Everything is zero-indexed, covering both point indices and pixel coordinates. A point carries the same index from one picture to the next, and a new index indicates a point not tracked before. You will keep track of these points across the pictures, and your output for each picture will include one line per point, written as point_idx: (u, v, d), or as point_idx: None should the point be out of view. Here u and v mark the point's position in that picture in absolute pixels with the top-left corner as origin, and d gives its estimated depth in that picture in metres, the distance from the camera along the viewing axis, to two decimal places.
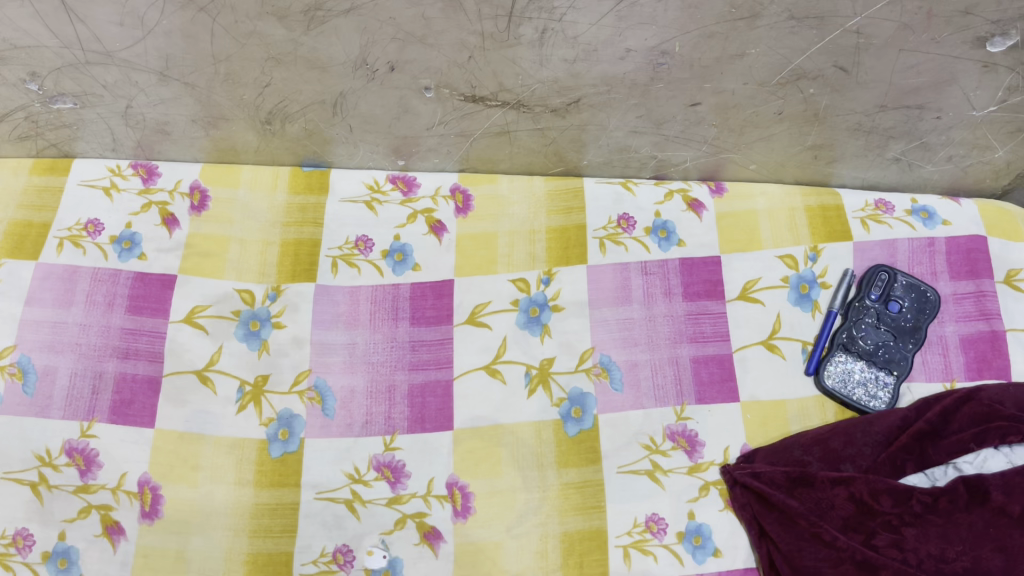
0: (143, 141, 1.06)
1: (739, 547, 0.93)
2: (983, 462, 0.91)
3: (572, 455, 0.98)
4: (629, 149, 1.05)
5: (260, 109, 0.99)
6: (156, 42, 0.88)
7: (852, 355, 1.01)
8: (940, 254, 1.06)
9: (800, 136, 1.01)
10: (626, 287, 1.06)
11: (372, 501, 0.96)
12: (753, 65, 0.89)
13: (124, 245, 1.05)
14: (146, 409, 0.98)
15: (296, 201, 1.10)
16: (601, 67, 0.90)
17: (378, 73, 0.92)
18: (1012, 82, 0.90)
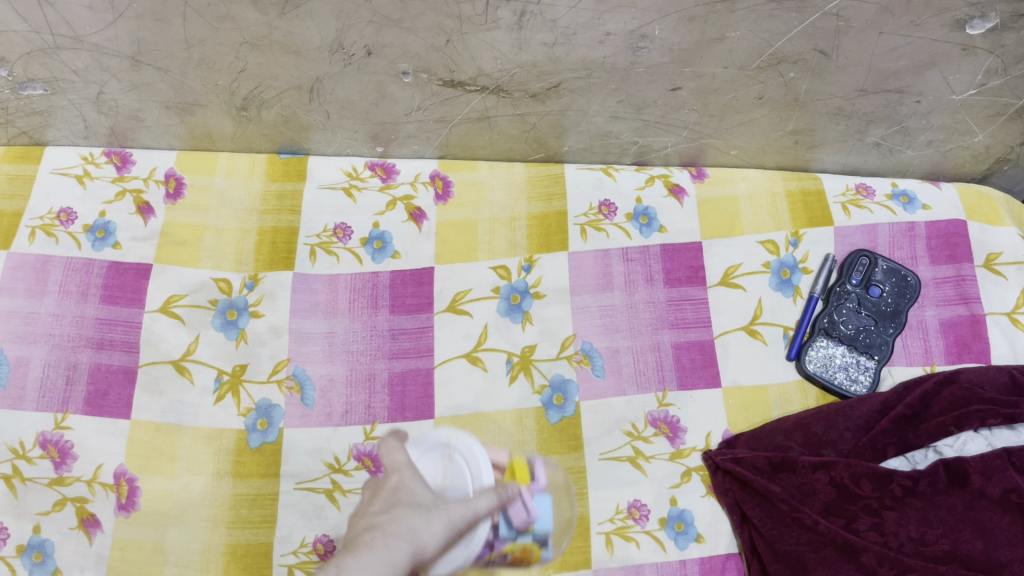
0: (116, 127, 1.04)
1: (722, 533, 0.93)
2: (963, 445, 0.92)
3: (555, 442, 0.97)
4: (610, 134, 1.05)
5: (236, 94, 0.98)
6: (127, 26, 0.86)
7: (833, 340, 1.01)
8: (920, 239, 1.06)
9: (780, 121, 1.01)
10: (607, 274, 1.05)
11: (352, 490, 0.95)
12: (734, 48, 0.88)
13: (98, 234, 1.04)
14: (122, 400, 0.97)
15: (273, 188, 1.08)
16: (580, 51, 0.89)
17: (355, 58, 0.91)
18: (991, 65, 0.90)
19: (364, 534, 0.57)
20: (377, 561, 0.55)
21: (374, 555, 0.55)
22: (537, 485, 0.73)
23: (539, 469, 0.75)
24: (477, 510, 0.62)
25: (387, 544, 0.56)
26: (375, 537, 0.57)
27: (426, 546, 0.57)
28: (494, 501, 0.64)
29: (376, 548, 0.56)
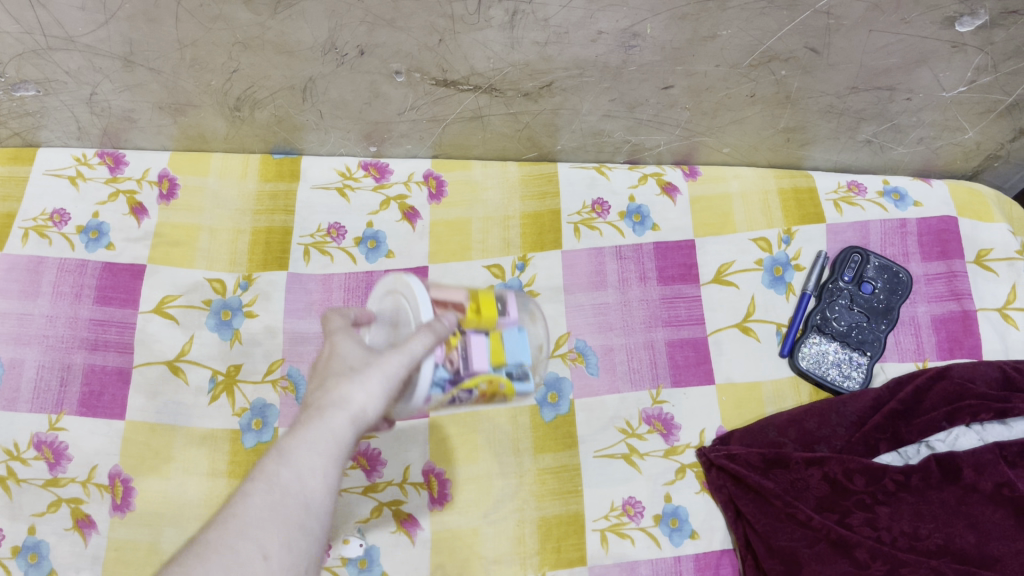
0: (109, 128, 1.04)
1: (715, 529, 0.94)
2: (954, 439, 0.92)
3: (549, 440, 0.98)
4: (602, 133, 1.05)
5: (228, 94, 0.98)
6: (119, 27, 0.85)
7: (826, 336, 1.02)
8: (912, 235, 1.07)
9: (772, 119, 1.01)
10: (600, 272, 1.05)
11: (348, 489, 0.95)
12: (725, 46, 0.88)
13: (92, 234, 1.04)
14: (116, 401, 0.97)
15: (266, 188, 1.09)
16: (572, 50, 0.89)
17: (347, 57, 0.90)
18: (981, 62, 0.90)
19: (307, 413, 0.69)
20: (316, 436, 0.67)
21: (316, 428, 0.67)
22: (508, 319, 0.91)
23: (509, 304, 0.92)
24: (413, 357, 0.74)
25: (328, 416, 0.68)
26: (315, 412, 0.68)
27: (360, 404, 0.69)
28: (429, 340, 0.75)
29: (315, 422, 0.68)
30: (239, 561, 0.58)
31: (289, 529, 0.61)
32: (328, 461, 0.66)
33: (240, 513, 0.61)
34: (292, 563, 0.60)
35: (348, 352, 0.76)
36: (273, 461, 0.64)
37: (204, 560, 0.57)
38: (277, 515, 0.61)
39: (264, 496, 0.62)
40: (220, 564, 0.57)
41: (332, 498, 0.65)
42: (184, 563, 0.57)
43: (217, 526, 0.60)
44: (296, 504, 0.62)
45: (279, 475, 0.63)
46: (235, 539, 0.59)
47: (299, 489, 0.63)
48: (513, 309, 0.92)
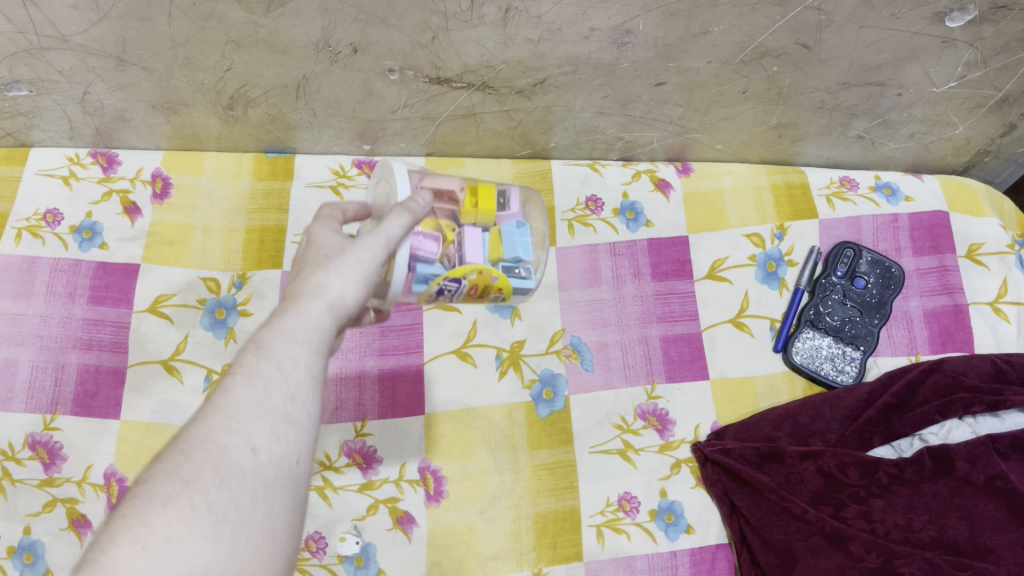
0: (102, 128, 1.04)
1: (710, 523, 0.94)
2: (948, 432, 0.93)
3: (545, 436, 0.98)
4: (596, 130, 1.05)
5: (222, 93, 0.98)
6: (112, 26, 0.85)
7: (819, 331, 1.03)
8: (904, 230, 1.08)
9: (764, 115, 1.02)
10: (595, 268, 1.06)
11: (343, 487, 0.95)
12: (717, 43, 0.88)
13: (85, 234, 1.04)
14: (111, 400, 0.96)
15: (260, 187, 1.09)
16: (565, 47, 0.89)
17: (341, 55, 0.90)
18: (971, 58, 0.90)
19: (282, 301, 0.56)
20: (296, 323, 0.53)
21: (292, 318, 0.53)
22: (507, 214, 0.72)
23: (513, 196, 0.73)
24: (391, 240, 0.58)
25: (302, 300, 0.55)
26: (285, 303, 0.55)
27: (340, 289, 0.56)
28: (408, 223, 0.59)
29: (290, 309, 0.54)
30: (226, 455, 0.46)
31: (278, 419, 0.49)
32: (313, 350, 0.53)
33: (221, 405, 0.48)
34: (284, 453, 0.49)
35: (319, 235, 0.61)
36: (251, 349, 0.51)
37: (188, 454, 0.46)
38: (265, 404, 0.49)
39: (246, 387, 0.49)
40: (205, 459, 0.45)
41: (323, 389, 0.53)
42: (169, 459, 0.45)
43: (198, 422, 0.48)
44: (283, 395, 0.50)
45: (262, 365, 0.50)
46: (217, 432, 0.47)
47: (284, 377, 0.50)
48: (513, 201, 0.72)
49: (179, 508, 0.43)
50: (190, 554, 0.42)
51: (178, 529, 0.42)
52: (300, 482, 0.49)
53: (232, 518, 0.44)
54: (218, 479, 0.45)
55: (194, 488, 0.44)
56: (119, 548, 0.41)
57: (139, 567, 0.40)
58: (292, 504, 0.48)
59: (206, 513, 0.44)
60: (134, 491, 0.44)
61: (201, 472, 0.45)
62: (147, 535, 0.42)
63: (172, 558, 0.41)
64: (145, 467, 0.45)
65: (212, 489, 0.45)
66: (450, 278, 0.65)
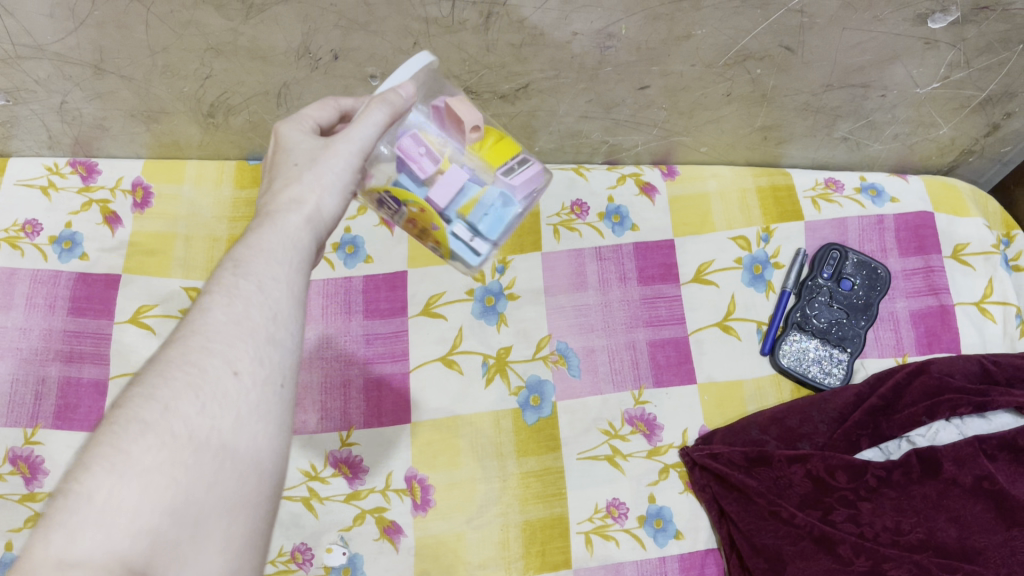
0: (81, 137, 1.03)
1: (699, 528, 0.94)
2: (934, 434, 0.93)
3: (532, 443, 0.97)
4: (580, 134, 1.05)
5: (202, 101, 0.97)
6: (88, 34, 0.84)
7: (806, 334, 1.03)
8: (889, 231, 1.08)
9: (749, 117, 1.01)
10: (580, 273, 1.05)
11: (330, 497, 0.94)
12: (700, 46, 0.88)
13: (65, 245, 1.03)
14: (92, 413, 0.96)
15: (242, 195, 1.07)
16: (548, 51, 0.88)
17: (322, 62, 0.89)
18: (954, 59, 0.90)
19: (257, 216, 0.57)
20: (273, 240, 0.55)
21: (268, 235, 0.55)
22: (506, 181, 0.65)
23: (526, 171, 0.66)
24: (365, 141, 0.60)
25: (277, 212, 0.56)
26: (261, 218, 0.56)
27: (316, 202, 0.57)
28: (385, 116, 0.60)
29: (267, 223, 0.56)
30: (206, 377, 0.48)
31: (258, 340, 0.50)
32: (291, 268, 0.54)
33: (200, 329, 0.50)
34: (267, 375, 0.50)
35: (285, 139, 0.61)
36: (229, 269, 0.53)
37: (166, 377, 0.47)
38: (244, 327, 0.50)
39: (225, 308, 0.50)
40: (185, 384, 0.47)
41: (304, 309, 0.54)
42: (148, 383, 0.47)
43: (177, 343, 0.49)
44: (263, 316, 0.51)
45: (242, 286, 0.52)
46: (195, 356, 0.48)
47: (263, 297, 0.52)
48: (524, 176, 0.66)
49: (159, 435, 0.45)
50: (171, 478, 0.44)
51: (158, 456, 0.44)
52: (287, 406, 0.50)
53: (214, 443, 0.46)
54: (198, 405, 0.47)
55: (174, 412, 0.46)
56: (95, 475, 0.42)
57: (118, 492, 0.42)
58: (279, 427, 0.49)
59: (186, 440, 0.45)
60: (114, 416, 0.45)
61: (181, 397, 0.47)
62: (125, 460, 0.43)
63: (152, 481, 0.43)
64: (126, 391, 0.47)
65: (192, 414, 0.46)
66: (394, 197, 0.64)
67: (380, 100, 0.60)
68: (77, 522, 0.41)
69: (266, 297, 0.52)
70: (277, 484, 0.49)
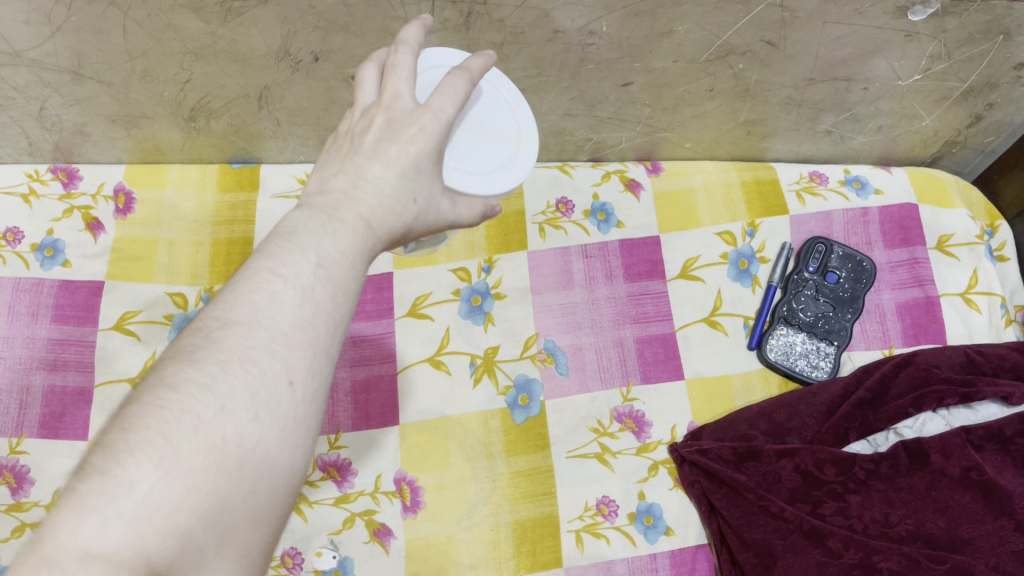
0: (61, 143, 1.02)
1: (689, 524, 0.95)
2: (922, 425, 0.94)
3: (521, 442, 0.97)
4: (564, 131, 1.04)
5: (183, 105, 0.96)
6: (65, 40, 0.83)
7: (793, 328, 1.03)
8: (873, 223, 1.08)
9: (732, 112, 1.01)
10: (567, 271, 1.05)
11: (319, 501, 0.94)
12: (682, 42, 0.87)
13: (47, 253, 1.02)
14: (78, 421, 0.96)
15: (225, 199, 1.07)
16: (529, 50, 0.88)
17: (302, 64, 0.89)
18: (935, 50, 0.90)
19: (346, 191, 0.51)
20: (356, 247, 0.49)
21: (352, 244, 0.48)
22: None
23: None
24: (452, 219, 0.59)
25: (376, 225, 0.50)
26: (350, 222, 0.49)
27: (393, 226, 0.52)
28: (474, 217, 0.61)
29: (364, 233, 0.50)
30: (265, 382, 0.43)
31: (317, 353, 0.45)
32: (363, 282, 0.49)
33: (267, 322, 0.44)
34: (317, 390, 0.45)
35: (420, 145, 0.52)
36: (310, 261, 0.46)
37: (227, 370, 0.42)
38: (308, 335, 0.45)
39: (295, 309, 0.45)
40: (245, 385, 0.42)
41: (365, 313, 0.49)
42: (207, 370, 0.42)
43: (239, 330, 0.44)
44: (326, 328, 0.46)
45: (318, 289, 0.46)
46: (257, 353, 0.43)
47: (336, 306, 0.46)
48: None
49: (211, 435, 0.41)
50: (214, 484, 0.40)
51: (206, 459, 0.40)
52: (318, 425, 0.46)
53: (258, 454, 0.42)
54: (253, 411, 0.42)
55: (228, 414, 0.42)
56: (140, 463, 0.39)
57: (161, 489, 0.39)
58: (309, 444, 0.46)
59: (236, 447, 0.41)
60: (165, 398, 0.41)
61: (237, 397, 0.42)
62: (175, 457, 0.39)
63: (196, 485, 0.39)
64: (180, 369, 0.42)
65: (244, 420, 0.42)
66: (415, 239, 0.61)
67: (481, 202, 0.60)
68: (112, 510, 0.37)
69: (335, 311, 0.46)
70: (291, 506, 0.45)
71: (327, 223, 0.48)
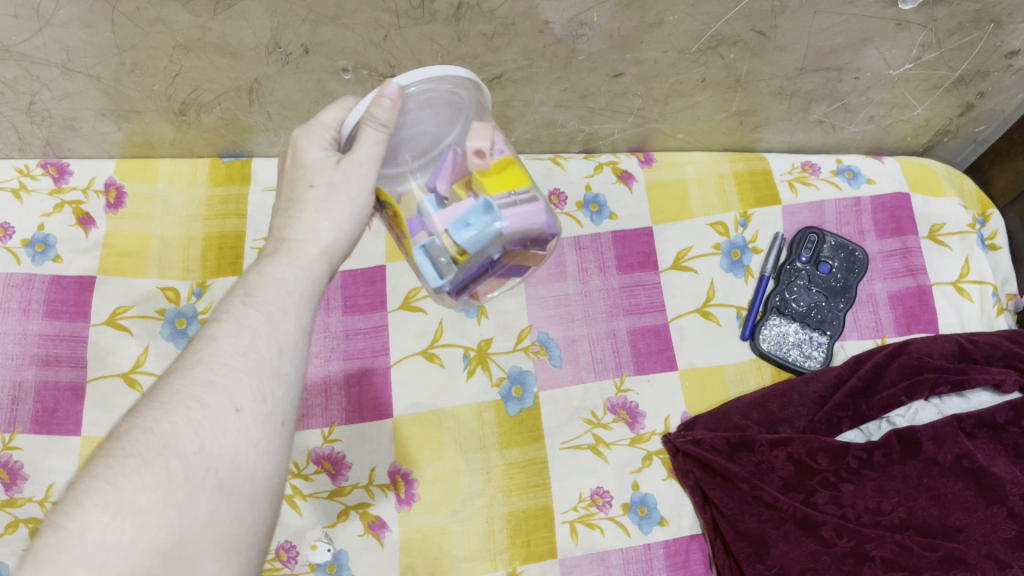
0: (51, 138, 1.01)
1: (684, 514, 0.95)
2: (915, 414, 0.94)
3: (515, 434, 0.97)
4: (556, 123, 1.04)
5: (173, 99, 0.95)
6: (54, 34, 0.83)
7: (786, 318, 1.03)
8: (866, 213, 1.08)
9: (724, 103, 1.01)
10: (560, 263, 1.05)
11: (313, 495, 0.94)
12: (673, 32, 0.87)
13: (38, 248, 1.02)
14: (71, 416, 0.96)
15: (217, 193, 1.07)
16: (520, 41, 0.87)
17: (293, 56, 0.88)
18: (925, 39, 0.90)
19: (274, 243, 0.59)
20: (286, 271, 0.57)
21: (283, 267, 0.57)
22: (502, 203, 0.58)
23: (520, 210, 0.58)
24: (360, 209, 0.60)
25: (300, 261, 0.58)
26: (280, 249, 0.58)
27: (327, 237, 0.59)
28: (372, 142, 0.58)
29: (290, 269, 0.57)
30: (207, 414, 0.48)
31: (261, 374, 0.51)
32: (301, 297, 0.56)
33: (204, 359, 0.51)
34: (268, 411, 0.51)
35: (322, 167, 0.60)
36: (239, 300, 0.54)
37: (167, 411, 0.48)
38: (249, 360, 0.51)
39: (231, 339, 0.52)
40: (187, 420, 0.48)
41: (309, 340, 0.55)
42: (151, 416, 0.48)
43: (181, 376, 0.50)
44: (268, 350, 0.52)
45: (248, 319, 0.53)
46: (196, 390, 0.49)
47: (270, 329, 0.53)
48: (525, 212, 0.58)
49: (156, 472, 0.45)
50: (165, 518, 0.44)
51: (153, 495, 0.44)
52: (286, 439, 0.52)
53: (211, 483, 0.46)
54: (198, 443, 0.47)
55: (172, 449, 0.46)
56: (88, 512, 0.43)
57: (111, 530, 0.43)
58: (276, 463, 0.50)
59: (183, 479, 0.46)
60: (113, 449, 0.46)
61: (181, 433, 0.47)
62: (120, 499, 0.44)
63: (146, 521, 0.44)
64: (128, 423, 0.48)
65: (190, 451, 0.47)
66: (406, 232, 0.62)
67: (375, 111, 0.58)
68: (69, 558, 0.42)
69: (273, 327, 0.53)
70: (269, 525, 0.49)
71: (258, 270, 0.57)
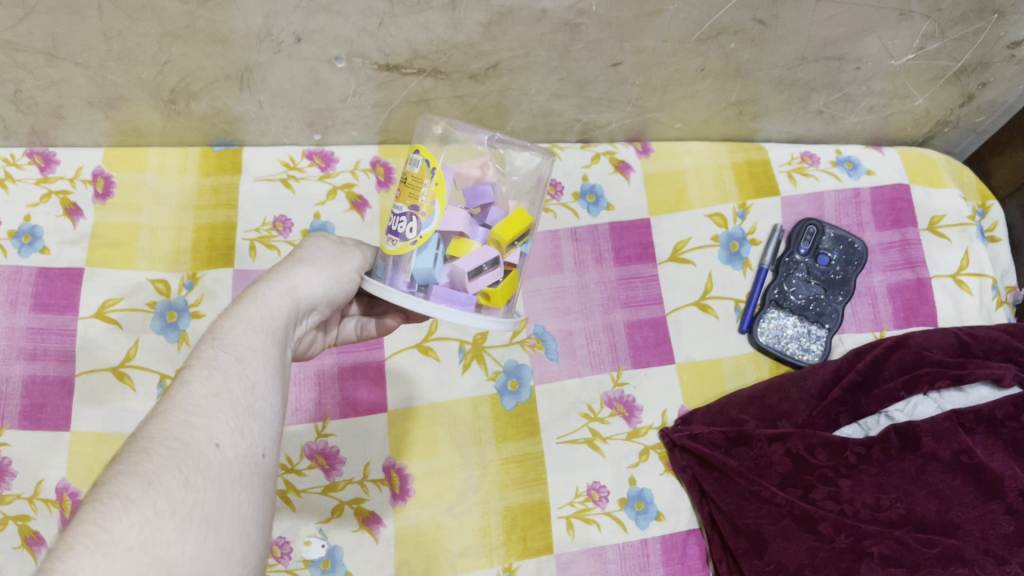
0: (36, 126, 0.99)
1: (680, 509, 0.94)
2: (913, 409, 0.93)
3: (510, 429, 0.96)
4: (553, 113, 1.02)
5: (162, 87, 0.93)
6: (40, 21, 0.81)
7: (784, 311, 1.03)
8: (865, 204, 1.07)
9: (723, 93, 1.00)
10: (557, 255, 1.03)
11: (306, 490, 0.92)
12: (672, 22, 0.86)
13: (24, 239, 1.00)
14: (60, 412, 0.94)
15: (207, 182, 1.04)
16: (517, 29, 0.86)
17: (285, 45, 0.86)
18: (928, 29, 0.88)
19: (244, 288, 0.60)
20: (253, 312, 0.57)
21: (250, 308, 0.58)
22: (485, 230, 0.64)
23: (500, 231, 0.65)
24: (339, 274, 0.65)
25: (267, 303, 0.59)
26: (253, 293, 0.59)
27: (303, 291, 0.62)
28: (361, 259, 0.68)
29: (257, 309, 0.58)
30: (188, 451, 0.47)
31: (237, 412, 0.51)
32: (269, 338, 0.56)
33: (180, 401, 0.50)
34: (248, 447, 0.50)
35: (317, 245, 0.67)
36: (209, 345, 0.54)
37: (148, 455, 0.47)
38: (225, 399, 0.51)
39: (204, 381, 0.51)
40: (169, 459, 0.47)
41: (281, 379, 0.56)
42: (130, 460, 0.46)
43: (157, 421, 0.49)
44: (241, 387, 0.52)
45: (218, 360, 0.53)
46: (175, 430, 0.48)
47: (241, 368, 0.53)
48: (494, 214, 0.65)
49: (142, 510, 0.43)
50: (152, 554, 0.42)
51: (142, 532, 0.43)
52: (268, 473, 0.51)
53: (198, 517, 0.45)
54: (182, 480, 0.46)
55: (156, 487, 0.45)
56: (79, 554, 0.41)
57: (102, 569, 0.40)
58: (261, 497, 0.50)
59: (170, 515, 0.44)
60: (97, 495, 0.44)
61: (164, 472, 0.46)
62: (107, 540, 0.42)
63: (136, 558, 0.42)
64: (108, 469, 0.46)
65: (176, 488, 0.45)
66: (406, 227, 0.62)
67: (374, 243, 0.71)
68: None
69: (245, 368, 0.53)
70: (260, 556, 0.48)
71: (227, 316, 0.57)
